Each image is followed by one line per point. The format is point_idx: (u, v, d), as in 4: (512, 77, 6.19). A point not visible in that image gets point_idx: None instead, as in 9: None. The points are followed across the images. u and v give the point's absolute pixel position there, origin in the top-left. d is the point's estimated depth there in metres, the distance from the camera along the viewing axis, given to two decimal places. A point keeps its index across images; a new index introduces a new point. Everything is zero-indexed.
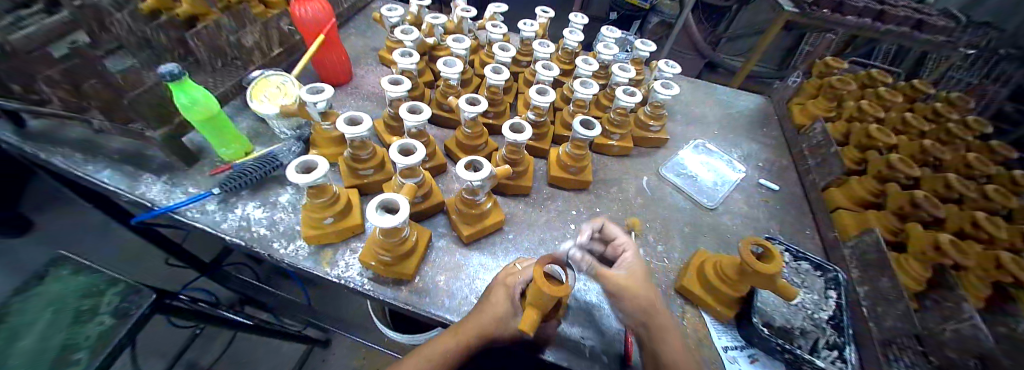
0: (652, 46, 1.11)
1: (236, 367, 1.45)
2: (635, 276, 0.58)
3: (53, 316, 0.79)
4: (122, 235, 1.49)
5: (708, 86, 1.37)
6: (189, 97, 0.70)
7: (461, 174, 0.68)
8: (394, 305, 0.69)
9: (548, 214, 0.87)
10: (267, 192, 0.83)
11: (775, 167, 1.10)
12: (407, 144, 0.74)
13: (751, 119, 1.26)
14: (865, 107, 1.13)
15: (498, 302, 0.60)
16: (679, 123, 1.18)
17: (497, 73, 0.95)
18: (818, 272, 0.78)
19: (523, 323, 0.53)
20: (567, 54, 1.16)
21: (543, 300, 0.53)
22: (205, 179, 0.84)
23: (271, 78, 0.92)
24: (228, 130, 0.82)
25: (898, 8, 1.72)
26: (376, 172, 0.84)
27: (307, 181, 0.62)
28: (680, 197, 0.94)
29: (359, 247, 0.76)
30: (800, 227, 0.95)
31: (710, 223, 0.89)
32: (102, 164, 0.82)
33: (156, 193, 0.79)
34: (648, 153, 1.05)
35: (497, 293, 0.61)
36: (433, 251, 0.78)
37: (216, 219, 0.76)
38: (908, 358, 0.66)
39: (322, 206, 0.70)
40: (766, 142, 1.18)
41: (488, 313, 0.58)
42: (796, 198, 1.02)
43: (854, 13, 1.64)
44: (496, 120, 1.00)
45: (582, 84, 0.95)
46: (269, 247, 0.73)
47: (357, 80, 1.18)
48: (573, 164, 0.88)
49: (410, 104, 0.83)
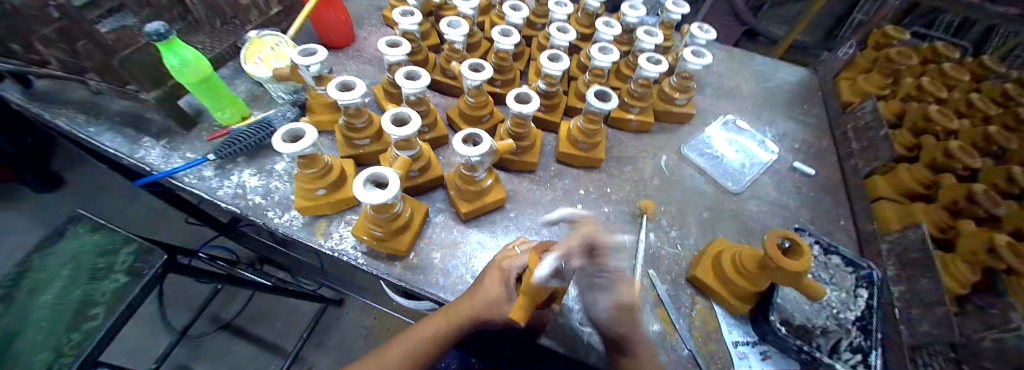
0: (684, 6, 0.98)
1: (254, 323, 1.53)
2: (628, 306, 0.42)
3: (72, 272, 0.83)
4: (144, 196, 1.55)
5: (744, 55, 1.22)
6: (179, 58, 0.66)
7: (457, 148, 0.63)
8: (387, 281, 0.67)
9: (554, 193, 0.82)
10: (263, 160, 0.81)
11: (813, 149, 0.99)
12: (401, 113, 0.69)
13: (791, 94, 1.13)
14: (926, 84, 0.96)
15: (491, 285, 0.56)
16: (707, 97, 1.07)
17: (505, 36, 0.87)
18: (849, 269, 0.70)
19: (513, 310, 0.50)
20: (586, 15, 1.05)
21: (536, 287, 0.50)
22: (203, 144, 0.82)
23: (266, 39, 0.87)
24: (224, 93, 0.79)
25: None
26: (373, 142, 0.80)
27: (293, 151, 0.59)
28: (701, 179, 0.86)
29: (353, 220, 0.73)
30: (834, 218, 0.86)
31: (732, 210, 0.81)
32: (103, 126, 0.82)
33: (155, 157, 0.79)
34: (670, 129, 0.96)
35: (491, 276, 0.57)
36: (429, 227, 0.74)
37: (212, 186, 0.75)
38: None
39: (313, 176, 0.66)
40: (807, 121, 1.06)
41: (481, 297, 0.55)
42: (833, 185, 0.92)
43: None
44: (502, 89, 0.93)
45: (600, 50, 0.85)
46: (264, 216, 0.72)
47: (360, 43, 1.12)
48: (584, 140, 0.81)
49: (407, 69, 0.77)
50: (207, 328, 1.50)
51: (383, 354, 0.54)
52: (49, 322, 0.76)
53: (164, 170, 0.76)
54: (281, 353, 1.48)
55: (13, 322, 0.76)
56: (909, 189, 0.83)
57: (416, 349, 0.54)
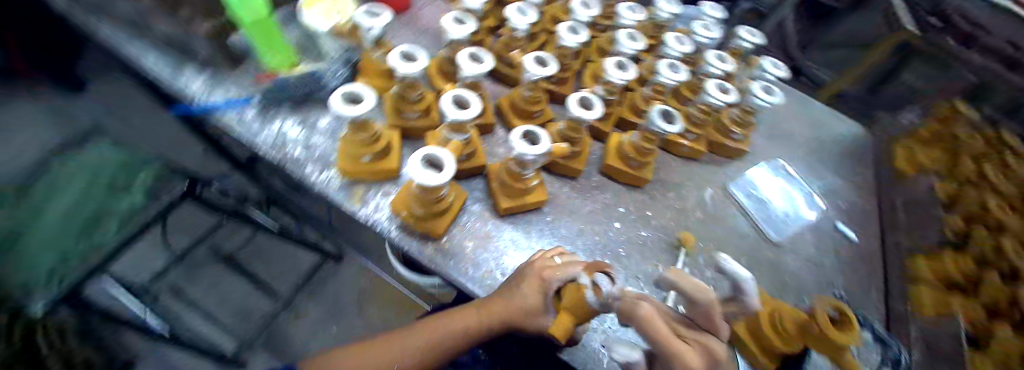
0: (759, 38, 0.94)
1: (253, 262, 1.52)
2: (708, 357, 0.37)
3: (88, 182, 0.79)
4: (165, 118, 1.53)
5: (802, 100, 1.18)
6: None
7: (515, 144, 0.60)
8: (417, 261, 0.65)
9: (593, 205, 0.80)
10: (307, 112, 0.78)
11: (857, 212, 0.96)
12: (459, 96, 0.66)
13: (844, 150, 1.09)
14: (991, 171, 0.92)
15: (528, 293, 0.55)
16: (760, 135, 1.03)
17: (574, 33, 0.82)
18: (878, 347, 0.66)
19: (555, 328, 0.50)
20: (654, 26, 1.00)
21: (580, 307, 0.50)
22: (249, 84, 0.79)
23: None
24: (279, 36, 0.76)
25: None
26: (422, 116, 0.77)
27: (351, 114, 0.56)
28: (743, 220, 0.84)
29: (391, 192, 0.71)
30: (868, 289, 0.84)
31: (769, 259, 0.80)
32: (148, 46, 0.79)
33: (197, 88, 0.76)
34: (719, 163, 0.93)
35: (530, 284, 0.56)
36: (465, 214, 0.73)
37: (253, 129, 0.73)
38: None
39: (362, 142, 0.65)
40: (855, 182, 1.02)
41: (519, 302, 0.54)
42: (870, 254, 0.90)
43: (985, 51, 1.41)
44: (559, 87, 0.88)
45: (669, 67, 0.81)
46: (300, 170, 0.70)
47: (416, 9, 1.07)
48: (636, 158, 0.78)
49: (470, 50, 0.73)
50: (207, 258, 1.48)
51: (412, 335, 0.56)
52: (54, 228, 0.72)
53: (203, 104, 0.74)
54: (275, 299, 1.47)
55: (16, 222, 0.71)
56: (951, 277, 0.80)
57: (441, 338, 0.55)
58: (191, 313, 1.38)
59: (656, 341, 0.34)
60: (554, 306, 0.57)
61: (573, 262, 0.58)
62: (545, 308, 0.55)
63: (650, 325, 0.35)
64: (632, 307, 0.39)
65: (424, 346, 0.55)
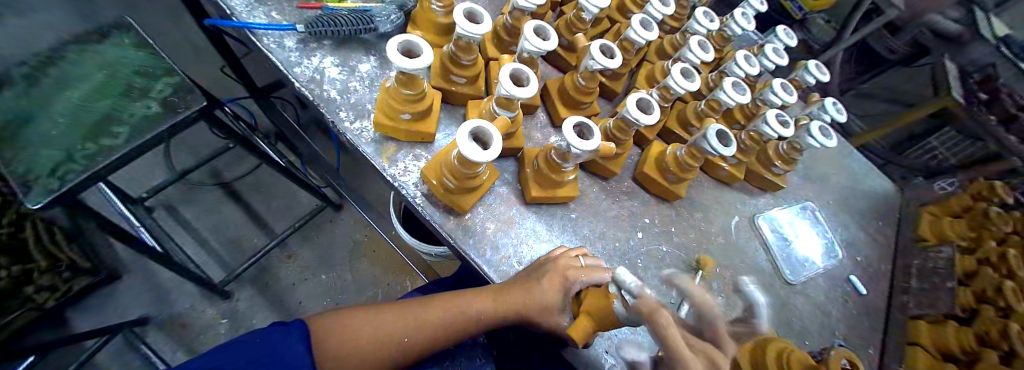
0: (827, 75, 0.90)
1: (253, 192, 1.50)
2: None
3: (105, 79, 0.79)
4: (189, 27, 1.46)
5: (844, 146, 1.15)
6: None
7: (568, 136, 0.57)
8: (437, 232, 0.64)
9: (620, 210, 0.78)
10: (349, 54, 0.74)
11: (871, 269, 0.96)
12: (519, 71, 0.63)
13: (872, 206, 1.07)
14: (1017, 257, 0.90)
15: (548, 289, 0.54)
16: (795, 174, 1.01)
17: (645, 29, 0.78)
18: None
19: (573, 330, 0.49)
20: (721, 39, 0.95)
21: (602, 315, 0.49)
22: (292, 10, 0.74)
23: None
24: None
25: None
26: (468, 84, 0.74)
27: (406, 66, 0.52)
28: (763, 255, 0.83)
29: (421, 156, 0.69)
30: (866, 345, 0.84)
31: (779, 297, 0.79)
32: None
33: (238, 3, 0.71)
34: (750, 192, 0.91)
35: (553, 281, 0.55)
36: (491, 194, 0.70)
37: (290, 59, 0.68)
38: None
39: (407, 99, 0.61)
40: (875, 239, 1.01)
41: (538, 296, 0.54)
42: (874, 313, 0.90)
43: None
44: (611, 82, 0.85)
45: (733, 87, 0.78)
46: (334, 114, 0.66)
47: None
48: (675, 172, 0.76)
49: (535, 24, 0.69)
50: (205, 180, 1.46)
51: (421, 311, 0.54)
52: (65, 119, 0.73)
53: (243, 21, 0.69)
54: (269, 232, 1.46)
55: (29, 107, 0.72)
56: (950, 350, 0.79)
57: (451, 318, 0.54)
58: (183, 231, 1.37)
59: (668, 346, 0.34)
60: (571, 306, 0.56)
61: (597, 267, 0.57)
62: (562, 307, 0.55)
63: (666, 331, 0.35)
64: (651, 309, 0.38)
65: (433, 324, 0.53)
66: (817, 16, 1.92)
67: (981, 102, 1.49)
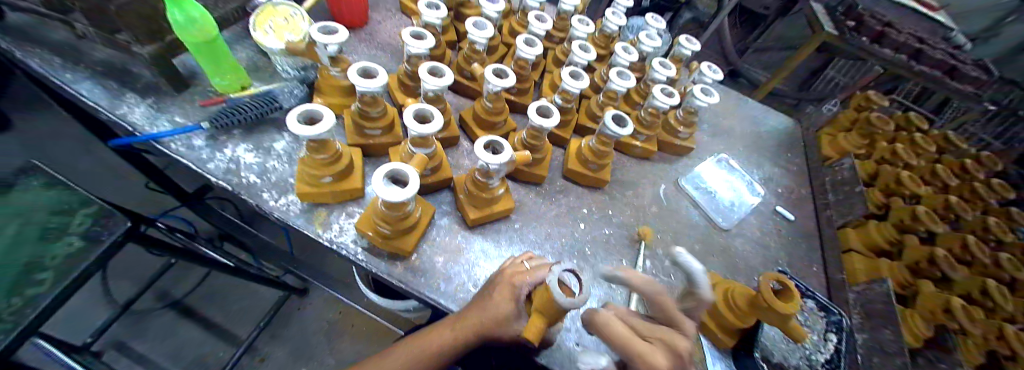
0: (696, 44, 1.04)
1: (207, 301, 1.41)
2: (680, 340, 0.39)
3: (21, 227, 0.75)
4: (100, 150, 1.40)
5: (740, 98, 1.31)
6: (185, 15, 0.60)
7: (478, 154, 0.62)
8: (387, 281, 0.64)
9: (558, 209, 0.83)
10: (261, 136, 0.76)
11: (793, 196, 1.07)
12: (423, 110, 0.68)
13: (778, 141, 1.21)
14: (899, 152, 1.05)
15: (501, 300, 0.56)
16: (705, 134, 1.14)
17: (530, 46, 0.88)
18: (822, 313, 0.74)
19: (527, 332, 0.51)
20: (604, 37, 1.07)
21: (552, 309, 0.51)
22: (196, 109, 0.76)
23: (279, 7, 0.79)
24: (227, 59, 0.74)
25: (936, 49, 1.70)
26: (384, 133, 0.77)
27: (310, 134, 0.56)
28: (694, 210, 0.92)
29: (355, 213, 0.71)
30: (809, 262, 0.92)
31: (719, 244, 0.87)
32: (80, 74, 0.73)
33: (138, 117, 0.71)
34: (669, 160, 1.01)
35: (502, 291, 0.57)
36: (434, 229, 0.73)
37: (203, 157, 0.69)
38: None
39: (322, 163, 0.64)
40: (790, 170, 1.14)
41: (491, 312, 0.55)
42: (808, 233, 0.99)
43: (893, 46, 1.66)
44: (518, 98, 0.93)
45: (619, 75, 0.88)
46: (258, 197, 0.67)
47: (374, 26, 1.07)
48: (594, 160, 0.83)
49: (430, 65, 0.75)
50: (149, 304, 1.35)
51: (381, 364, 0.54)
52: None
53: (148, 133, 0.69)
54: (236, 338, 1.36)
55: None
56: (874, 244, 0.90)
57: (425, 350, 0.55)
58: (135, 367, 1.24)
59: (621, 346, 0.39)
60: (527, 310, 0.58)
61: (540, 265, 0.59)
62: (519, 313, 0.57)
63: (616, 334, 0.40)
64: (595, 317, 0.42)
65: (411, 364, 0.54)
66: None
67: (852, 28, 1.71)
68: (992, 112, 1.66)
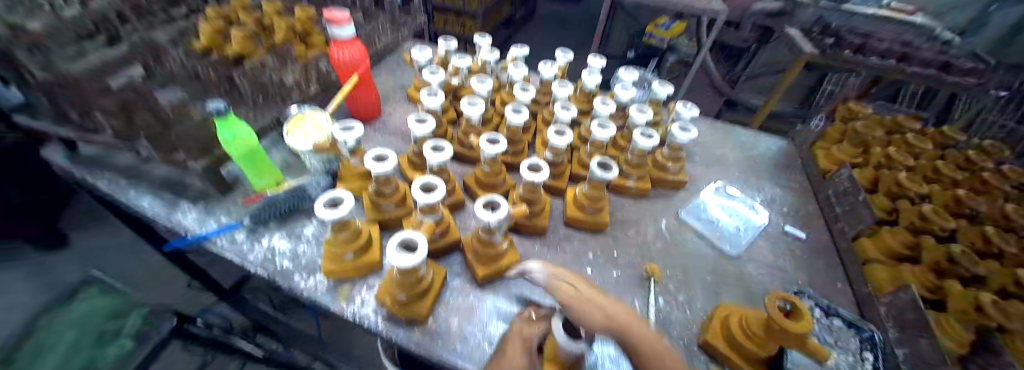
0: (669, 88, 1.14)
1: None
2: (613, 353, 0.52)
3: (77, 335, 0.92)
4: (150, 254, 1.54)
5: (729, 128, 1.37)
6: (231, 133, 0.75)
7: (478, 214, 0.69)
8: (406, 347, 0.67)
9: (564, 256, 0.86)
10: (292, 225, 0.86)
11: (801, 213, 1.07)
12: (428, 182, 0.77)
13: (775, 162, 1.24)
14: (894, 155, 1.08)
15: (516, 351, 0.58)
16: (699, 165, 1.19)
17: (517, 114, 0.99)
18: (852, 331, 0.73)
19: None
20: (584, 94, 1.20)
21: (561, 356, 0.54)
22: (237, 208, 0.88)
23: (307, 113, 0.94)
24: (264, 162, 0.86)
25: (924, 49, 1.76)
26: (396, 207, 0.86)
27: (333, 217, 0.64)
28: (700, 241, 0.93)
29: (375, 284, 0.76)
30: (832, 279, 0.89)
31: (732, 270, 0.87)
32: (143, 191, 0.87)
33: (190, 221, 0.83)
34: (666, 195, 1.06)
35: (514, 345, 0.59)
36: (447, 291, 0.77)
37: (243, 250, 0.79)
38: None
39: (343, 241, 0.72)
40: (793, 187, 1.15)
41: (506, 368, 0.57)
42: (826, 248, 0.97)
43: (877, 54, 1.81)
44: (514, 159, 1.03)
45: (599, 126, 0.98)
46: (290, 280, 0.75)
47: (385, 116, 1.24)
48: (590, 205, 0.89)
49: (433, 143, 0.87)
50: None
51: None
52: None
53: (198, 234, 0.80)
54: None
55: None
56: (893, 251, 0.89)
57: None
58: None
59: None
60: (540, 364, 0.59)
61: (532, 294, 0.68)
62: (534, 362, 0.58)
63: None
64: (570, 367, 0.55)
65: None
66: (680, 39, 2.50)
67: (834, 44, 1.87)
68: (1004, 99, 1.63)
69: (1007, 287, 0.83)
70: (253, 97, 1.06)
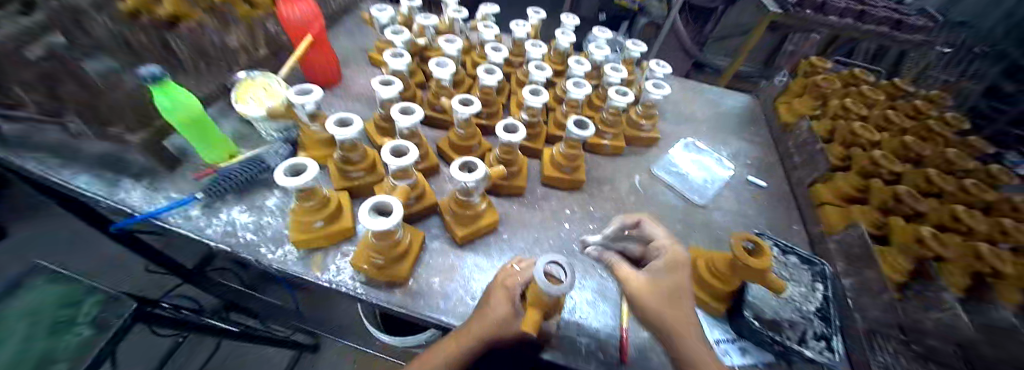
0: (642, 46, 1.13)
1: None
2: (662, 283, 0.57)
3: (30, 326, 0.81)
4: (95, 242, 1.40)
5: (697, 85, 1.40)
6: (171, 99, 0.67)
7: (454, 174, 0.67)
8: (388, 309, 0.67)
9: (543, 214, 0.87)
10: (254, 196, 0.81)
11: (762, 164, 1.13)
12: (399, 145, 0.73)
13: (739, 118, 1.29)
14: (849, 105, 1.10)
15: (499, 303, 0.59)
16: (669, 123, 1.21)
17: (489, 73, 0.96)
18: (806, 266, 0.79)
19: (523, 325, 0.53)
20: (558, 55, 1.17)
21: (542, 301, 0.55)
22: (189, 183, 0.81)
23: (257, 79, 0.85)
24: (215, 133, 0.79)
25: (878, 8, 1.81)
26: (366, 174, 0.83)
27: (295, 184, 0.61)
28: (671, 194, 0.97)
29: (350, 251, 0.75)
30: (789, 223, 0.97)
31: (700, 219, 0.91)
32: (76, 169, 0.78)
33: (135, 198, 0.76)
34: (638, 152, 1.07)
35: (497, 294, 0.60)
36: (426, 253, 0.77)
37: (201, 225, 0.74)
38: (892, 347, 0.68)
39: (312, 209, 0.69)
40: (756, 141, 1.20)
41: (492, 315, 0.57)
42: (784, 195, 1.04)
43: (837, 13, 1.75)
44: (488, 120, 1.00)
45: (574, 85, 0.97)
46: (257, 253, 0.71)
47: (346, 81, 1.16)
48: (566, 164, 0.89)
49: (400, 105, 0.83)
50: None
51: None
52: None
53: (146, 211, 0.74)
54: None
55: None
56: (845, 193, 0.92)
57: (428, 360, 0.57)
58: None
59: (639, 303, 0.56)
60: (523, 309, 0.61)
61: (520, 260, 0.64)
62: (517, 312, 0.58)
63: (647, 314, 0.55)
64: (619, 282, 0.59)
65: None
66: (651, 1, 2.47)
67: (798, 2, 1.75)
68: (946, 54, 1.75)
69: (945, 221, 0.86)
70: (197, 63, 0.96)
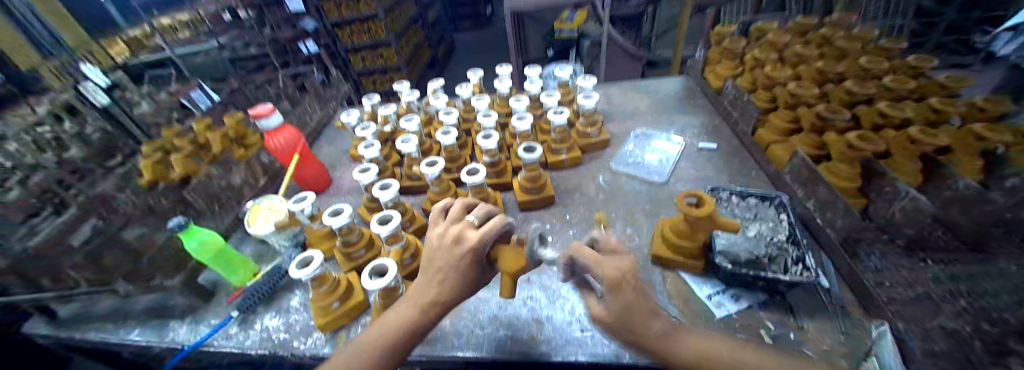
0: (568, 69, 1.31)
1: None
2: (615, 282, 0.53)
3: None
4: None
5: (634, 83, 1.57)
6: (196, 240, 0.82)
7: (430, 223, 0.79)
8: (411, 359, 0.75)
9: (526, 235, 0.97)
10: (279, 301, 0.92)
11: (710, 129, 1.23)
12: (385, 215, 0.86)
13: (679, 97, 1.43)
14: (757, 56, 1.26)
15: (461, 264, 0.58)
16: (618, 122, 1.35)
17: (446, 134, 1.12)
18: (768, 203, 0.88)
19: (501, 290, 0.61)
20: (502, 100, 1.35)
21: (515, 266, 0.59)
22: (223, 307, 0.93)
23: (262, 202, 1.01)
24: (237, 257, 0.92)
25: None
26: (367, 251, 0.95)
27: (303, 274, 0.73)
28: (634, 181, 1.07)
29: (368, 321, 0.84)
30: (748, 170, 1.05)
31: (665, 193, 1.00)
32: (130, 325, 0.91)
33: (183, 335, 0.88)
34: (596, 156, 1.19)
35: (463, 258, 0.58)
36: None
37: (241, 339, 0.85)
38: (877, 248, 0.70)
39: (325, 292, 0.80)
40: (699, 112, 1.32)
41: (455, 273, 0.58)
42: (736, 149, 1.13)
43: None
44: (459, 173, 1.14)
45: (517, 119, 1.12)
46: (291, 347, 0.81)
47: (336, 180, 1.33)
48: (531, 186, 1.01)
49: (380, 184, 0.97)
50: None
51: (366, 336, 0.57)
52: None
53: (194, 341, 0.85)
54: None
55: None
56: (780, 127, 1.05)
57: (383, 335, 0.56)
58: None
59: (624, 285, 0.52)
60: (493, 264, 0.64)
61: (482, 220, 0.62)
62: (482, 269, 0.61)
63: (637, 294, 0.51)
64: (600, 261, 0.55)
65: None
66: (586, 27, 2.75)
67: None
68: None
69: (875, 121, 0.93)
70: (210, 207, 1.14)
